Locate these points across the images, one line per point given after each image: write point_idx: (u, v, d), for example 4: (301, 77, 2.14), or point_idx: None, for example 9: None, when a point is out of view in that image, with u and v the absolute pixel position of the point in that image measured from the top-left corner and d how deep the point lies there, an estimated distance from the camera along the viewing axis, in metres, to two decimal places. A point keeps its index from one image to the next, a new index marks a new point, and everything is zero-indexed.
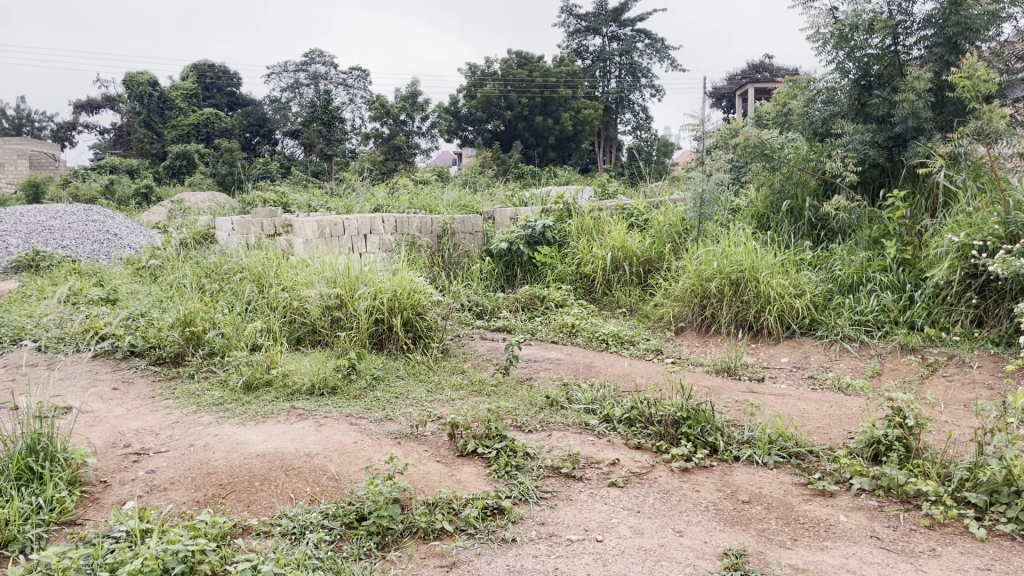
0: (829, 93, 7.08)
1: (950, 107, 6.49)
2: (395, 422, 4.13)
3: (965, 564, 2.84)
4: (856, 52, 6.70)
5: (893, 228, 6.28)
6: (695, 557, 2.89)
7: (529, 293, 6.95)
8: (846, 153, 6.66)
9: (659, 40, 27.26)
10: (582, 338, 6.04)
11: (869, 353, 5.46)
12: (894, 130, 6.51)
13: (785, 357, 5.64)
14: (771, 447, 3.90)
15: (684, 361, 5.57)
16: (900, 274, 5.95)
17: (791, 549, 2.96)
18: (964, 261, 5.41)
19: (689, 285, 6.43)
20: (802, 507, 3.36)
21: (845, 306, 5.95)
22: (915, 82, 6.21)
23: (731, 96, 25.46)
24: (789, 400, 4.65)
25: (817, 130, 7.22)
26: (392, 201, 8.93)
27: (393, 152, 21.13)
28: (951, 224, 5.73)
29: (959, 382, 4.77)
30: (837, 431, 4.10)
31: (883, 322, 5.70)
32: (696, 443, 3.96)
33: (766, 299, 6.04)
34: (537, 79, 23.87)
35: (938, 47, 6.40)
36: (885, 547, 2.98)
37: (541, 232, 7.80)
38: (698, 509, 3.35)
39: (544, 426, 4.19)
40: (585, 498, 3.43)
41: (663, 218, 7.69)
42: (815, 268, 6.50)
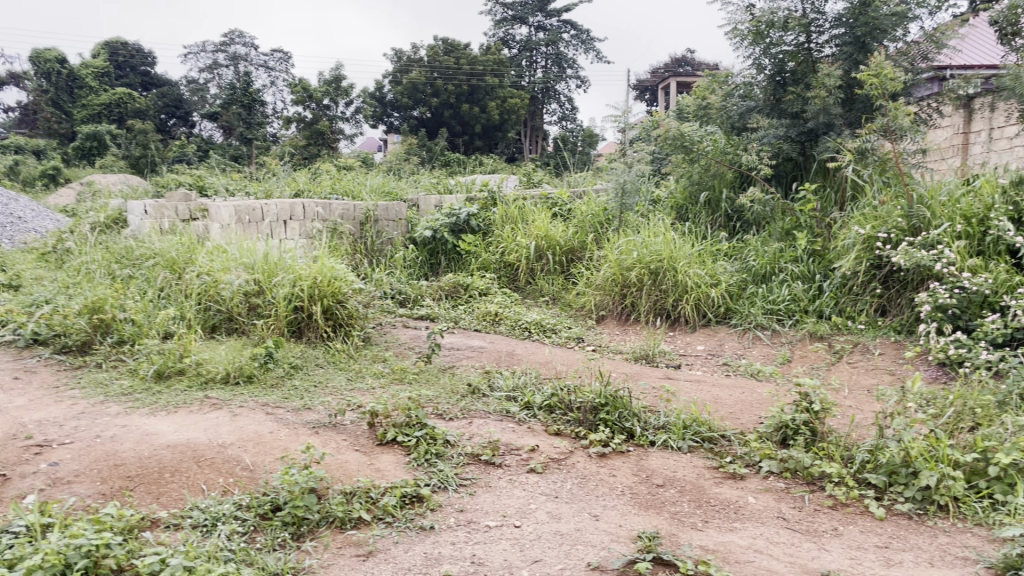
0: (746, 88, 7.26)
1: (858, 103, 6.74)
2: (313, 412, 4.07)
3: (864, 542, 2.97)
4: (772, 48, 6.88)
5: (804, 220, 6.50)
6: (610, 541, 2.95)
7: (453, 281, 6.93)
8: (761, 147, 6.86)
9: (584, 31, 27.45)
10: (505, 326, 6.07)
11: (780, 341, 5.64)
12: (807, 125, 6.73)
13: (701, 345, 5.79)
14: (685, 432, 4.01)
15: (604, 349, 5.64)
16: (810, 265, 6.17)
17: (702, 531, 3.05)
18: (870, 253, 5.65)
19: (610, 274, 6.52)
20: (713, 489, 3.46)
21: (759, 295, 6.14)
22: (826, 80, 6.44)
23: (653, 89, 25.84)
24: (703, 386, 4.77)
25: (733, 124, 7.41)
26: (313, 186, 8.77)
27: (316, 137, 20.73)
28: (858, 217, 5.96)
29: (863, 369, 4.99)
30: (749, 416, 4.23)
31: (795, 311, 5.90)
32: (614, 428, 4.04)
33: (684, 288, 6.18)
34: (464, 67, 23.83)
35: (848, 46, 6.66)
36: (790, 527, 3.10)
37: (465, 220, 7.80)
38: (614, 493, 3.42)
39: (465, 413, 4.20)
40: (504, 484, 3.46)
41: (586, 207, 7.77)
42: (730, 258, 6.67)
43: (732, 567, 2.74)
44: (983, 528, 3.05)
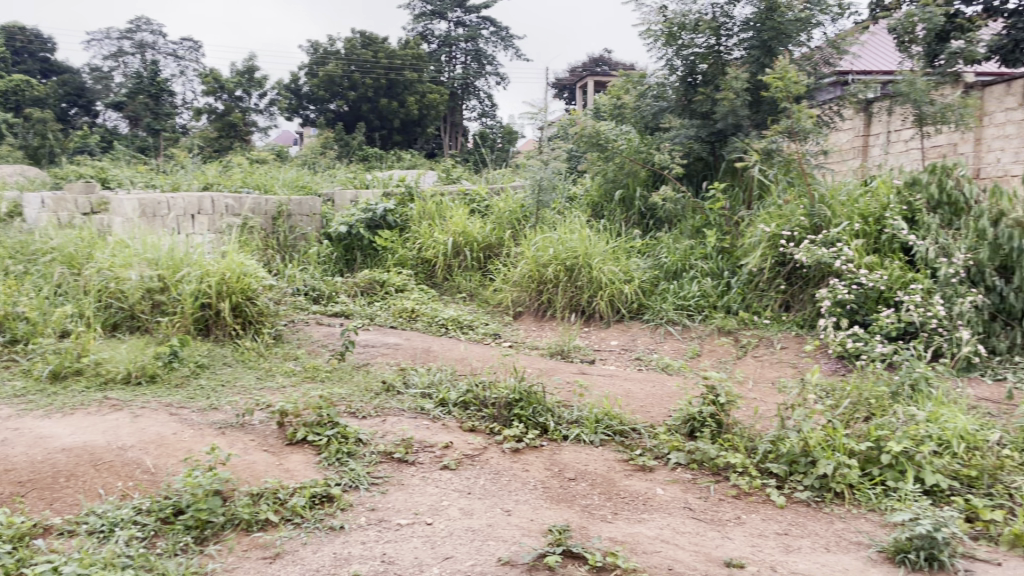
0: (659, 89, 7.43)
1: (765, 105, 6.94)
2: (220, 412, 3.95)
3: (766, 530, 3.08)
4: (683, 50, 7.05)
5: (714, 218, 6.69)
6: (521, 535, 2.97)
7: (368, 278, 6.84)
8: (674, 147, 7.02)
9: (503, 28, 27.49)
10: (421, 323, 6.03)
11: (690, 335, 5.79)
12: (717, 126, 6.93)
13: (614, 340, 5.89)
14: (597, 426, 4.07)
15: (520, 345, 5.67)
16: (719, 262, 6.35)
17: (612, 523, 3.10)
18: (774, 250, 5.86)
19: (527, 270, 6.56)
20: (623, 482, 3.52)
21: (670, 291, 6.28)
22: (733, 82, 6.65)
23: (572, 87, 26.09)
24: (616, 381, 4.85)
25: (647, 124, 7.56)
26: (223, 179, 8.53)
27: (228, 129, 20.13)
28: (764, 216, 6.17)
29: (768, 362, 5.16)
30: (658, 409, 4.33)
31: (704, 306, 6.05)
32: (528, 424, 4.06)
33: (598, 284, 6.27)
34: (382, 61, 23.56)
35: (755, 49, 6.88)
36: (696, 517, 3.18)
37: (382, 216, 7.73)
38: (526, 488, 3.44)
39: (378, 411, 4.15)
40: (416, 482, 3.43)
41: (503, 204, 7.79)
42: (643, 255, 6.80)
43: (639, 557, 2.80)
44: (876, 513, 3.21)
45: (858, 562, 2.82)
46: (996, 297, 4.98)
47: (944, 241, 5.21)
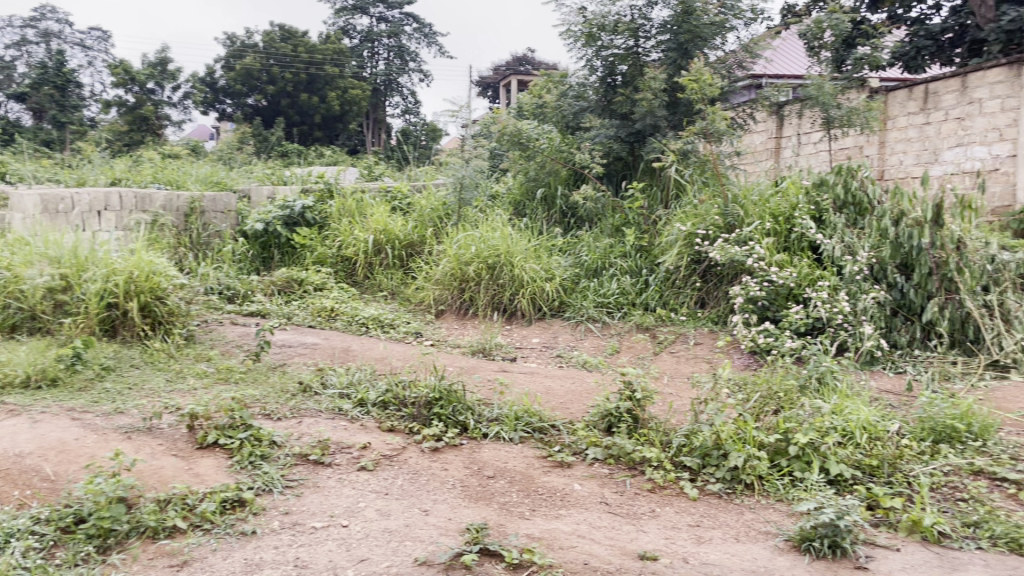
0: (579, 88, 7.50)
1: (681, 107, 7.09)
2: (125, 416, 3.81)
3: (679, 522, 3.15)
4: (603, 51, 7.15)
5: (633, 217, 6.80)
6: (438, 534, 2.95)
7: (286, 276, 6.69)
8: (594, 146, 7.10)
9: (426, 25, 27.32)
10: (341, 322, 5.94)
11: (610, 332, 5.86)
12: (635, 127, 7.05)
13: (536, 337, 5.92)
14: (517, 423, 4.08)
15: (441, 343, 5.64)
16: (638, 260, 6.46)
17: (529, 520, 3.12)
18: (690, 248, 5.99)
19: (448, 269, 6.53)
20: (541, 478, 3.54)
21: (590, 289, 6.35)
22: (651, 83, 6.78)
23: (495, 86, 26.12)
24: (536, 378, 4.88)
25: (568, 123, 7.62)
26: (132, 175, 8.22)
27: (140, 123, 19.39)
28: (681, 215, 6.30)
29: (684, 357, 5.27)
30: (577, 406, 4.37)
31: (623, 303, 6.14)
32: (447, 422, 4.04)
33: (520, 282, 6.29)
34: (302, 55, 23.12)
35: (672, 52, 7.02)
36: (612, 511, 3.23)
37: (300, 213, 7.58)
38: (445, 487, 3.42)
39: (294, 412, 4.06)
40: (332, 484, 3.38)
41: (425, 202, 7.74)
42: (564, 253, 6.86)
43: (555, 553, 2.82)
44: (783, 503, 3.32)
45: (766, 551, 2.90)
46: (898, 293, 5.21)
47: (850, 239, 5.43)
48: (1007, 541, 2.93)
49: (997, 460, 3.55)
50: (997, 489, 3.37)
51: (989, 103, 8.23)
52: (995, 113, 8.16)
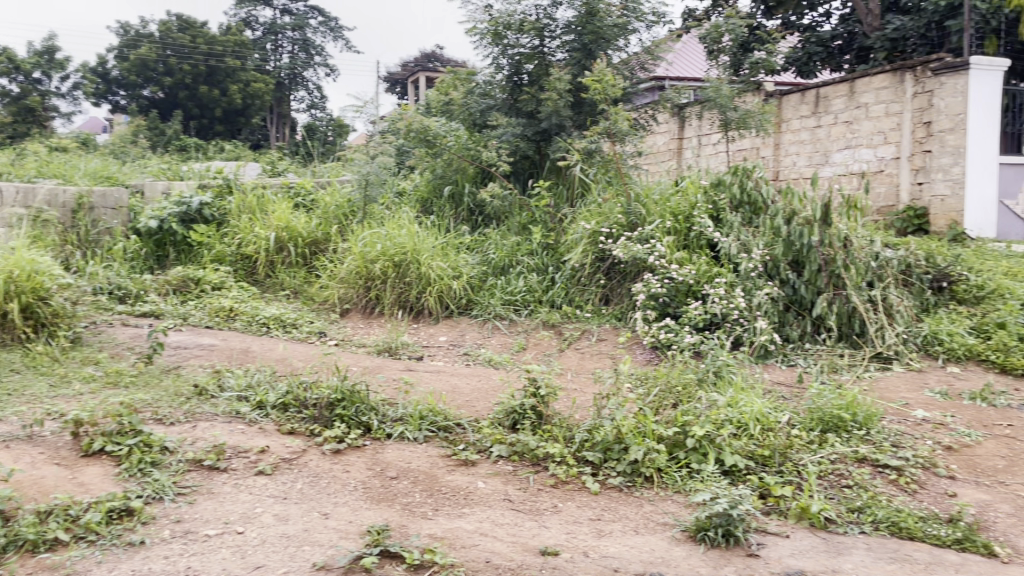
0: (486, 86, 7.51)
1: (586, 107, 7.19)
2: (2, 424, 3.59)
3: (580, 517, 3.19)
4: (509, 49, 7.20)
5: (539, 215, 6.85)
6: (338, 538, 2.90)
7: (182, 275, 6.44)
8: (500, 144, 7.13)
9: (332, 18, 26.83)
10: (241, 322, 5.76)
11: (516, 330, 5.89)
12: (541, 125, 7.13)
13: (442, 336, 5.89)
14: (421, 422, 4.05)
15: (346, 342, 5.54)
16: (544, 257, 6.52)
17: (431, 520, 3.10)
18: (595, 246, 6.08)
19: (353, 267, 6.43)
20: (445, 477, 3.52)
21: (497, 286, 6.36)
22: (556, 83, 6.86)
23: (403, 82, 25.89)
24: (441, 377, 4.85)
25: (475, 121, 7.60)
26: (13, 168, 7.77)
27: (23, 114, 18.30)
28: (585, 213, 6.39)
29: (589, 354, 5.35)
30: (482, 404, 4.37)
31: (530, 301, 6.17)
32: (350, 423, 3.97)
33: (427, 280, 6.25)
34: (201, 46, 22.34)
35: (577, 52, 7.12)
36: (515, 508, 3.24)
37: (197, 209, 7.33)
38: (346, 489, 3.36)
39: (189, 417, 3.92)
40: (228, 489, 3.27)
41: (329, 199, 7.60)
42: (472, 251, 6.85)
43: (457, 552, 2.81)
44: (681, 494, 3.40)
45: (664, 542, 2.97)
46: (790, 289, 5.43)
47: (746, 238, 5.62)
48: (887, 524, 3.09)
49: (879, 448, 3.74)
50: (878, 475, 3.56)
51: (874, 108, 8.67)
52: (880, 117, 8.60)
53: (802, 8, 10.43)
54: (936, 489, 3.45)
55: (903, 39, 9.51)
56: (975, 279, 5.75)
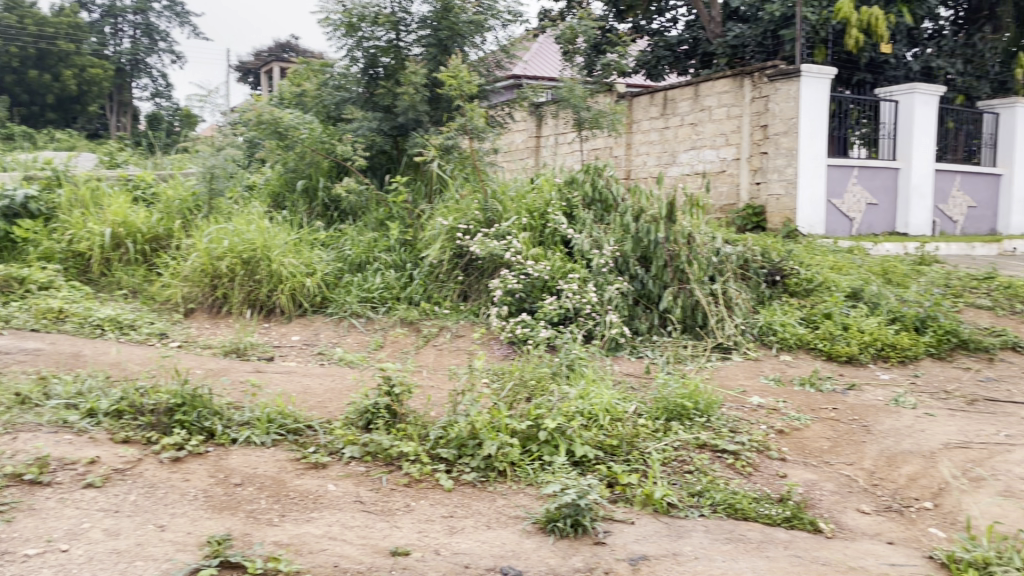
0: (340, 79, 7.35)
1: (443, 103, 7.19)
2: None
3: (433, 515, 3.16)
4: (364, 42, 7.07)
5: (397, 211, 6.77)
6: (174, 550, 2.74)
7: (3, 274, 5.92)
8: (355, 138, 6.97)
9: (178, 3, 25.47)
10: (71, 324, 5.36)
11: (373, 328, 5.78)
12: (397, 120, 7.06)
13: (295, 335, 5.70)
14: (270, 425, 3.89)
15: (190, 344, 5.27)
16: (401, 254, 6.44)
17: (278, 526, 2.98)
18: (452, 242, 6.07)
19: (199, 264, 6.13)
20: (293, 481, 3.41)
21: (353, 283, 6.22)
22: (412, 78, 6.80)
23: (256, 72, 24.92)
24: (292, 378, 4.70)
25: (329, 114, 7.44)
26: None
27: None
28: (442, 209, 6.36)
29: (447, 350, 5.33)
30: (335, 404, 4.25)
31: (387, 298, 6.07)
32: (192, 429, 3.77)
33: (278, 278, 6.04)
34: (29, 28, 20.65)
35: (433, 47, 7.10)
36: (366, 510, 3.18)
37: (22, 203, 6.79)
38: (186, 499, 3.19)
39: (8, 429, 3.59)
40: (52, 505, 3.02)
41: (172, 192, 7.21)
42: (327, 248, 6.68)
43: (303, 558, 2.72)
44: (533, 487, 3.45)
45: (515, 535, 3.00)
46: (639, 284, 5.63)
47: (598, 234, 5.78)
48: (724, 506, 3.26)
49: (718, 434, 3.94)
50: (717, 459, 3.74)
51: (717, 111, 9.14)
52: (722, 120, 9.07)
53: (651, 13, 10.86)
54: (769, 470, 3.67)
55: (743, 47, 10.08)
56: (805, 273, 6.17)
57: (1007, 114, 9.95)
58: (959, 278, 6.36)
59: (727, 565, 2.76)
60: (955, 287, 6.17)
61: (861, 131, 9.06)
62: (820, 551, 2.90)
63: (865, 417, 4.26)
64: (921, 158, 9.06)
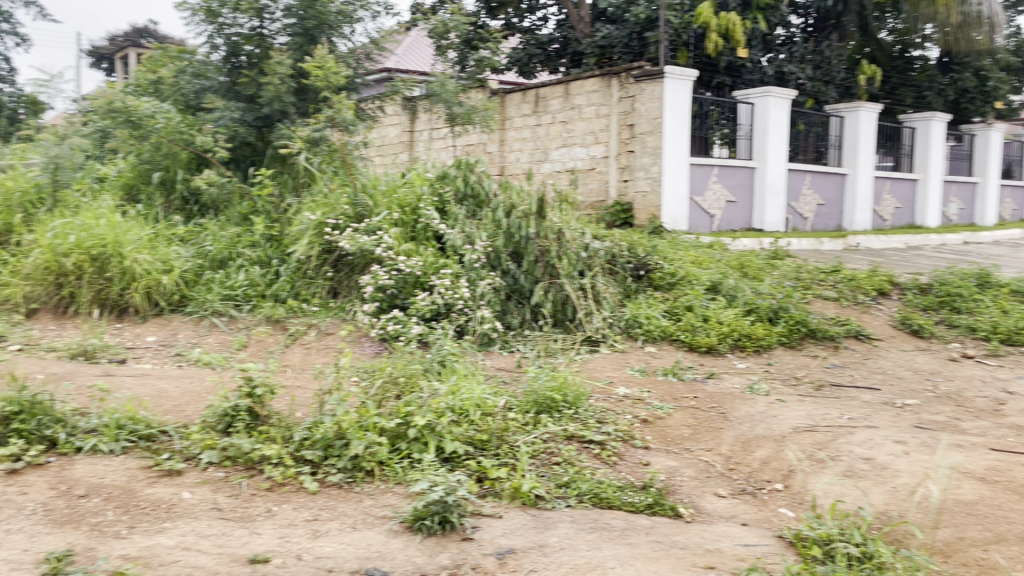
0: (199, 67, 7.01)
1: (309, 94, 7.01)
2: None
3: (295, 519, 3.06)
4: (225, 29, 6.77)
5: (261, 206, 6.52)
6: (6, 571, 2.52)
7: None
8: (216, 129, 6.66)
9: None
10: None
11: (236, 327, 5.54)
12: (262, 111, 6.82)
13: (151, 336, 5.39)
14: (119, 432, 3.65)
15: (31, 347, 4.88)
16: (267, 250, 6.21)
17: (126, 539, 2.80)
18: (320, 238, 5.89)
19: (42, 261, 5.69)
20: (145, 491, 3.21)
21: (215, 281, 5.94)
22: (277, 67, 6.57)
23: (110, 58, 23.48)
24: (146, 381, 4.43)
25: (188, 103, 7.08)
26: None
27: None
28: (310, 204, 6.17)
29: (315, 349, 5.18)
30: (192, 408, 4.05)
31: (251, 296, 5.83)
32: (30, 439, 3.48)
33: (132, 275, 5.69)
34: None
35: (299, 37, 6.89)
36: (223, 517, 3.03)
37: None
38: (22, 514, 2.94)
39: None
40: None
41: (11, 184, 6.67)
42: (186, 243, 6.35)
43: (153, 572, 2.56)
44: (401, 486, 3.39)
45: (381, 535, 2.94)
46: (510, 279, 5.67)
47: (469, 229, 5.77)
48: (590, 496, 3.32)
49: (586, 425, 4.01)
50: (584, 450, 3.80)
51: (587, 109, 9.33)
52: (591, 118, 9.28)
53: (523, 11, 10.95)
54: (633, 459, 3.77)
55: (611, 47, 10.33)
56: (668, 267, 6.38)
57: (851, 118, 10.64)
58: (809, 272, 6.76)
59: (592, 554, 2.80)
60: (805, 280, 6.54)
61: (721, 133, 9.50)
62: (679, 535, 2.99)
63: (723, 405, 4.45)
64: (775, 159, 9.57)
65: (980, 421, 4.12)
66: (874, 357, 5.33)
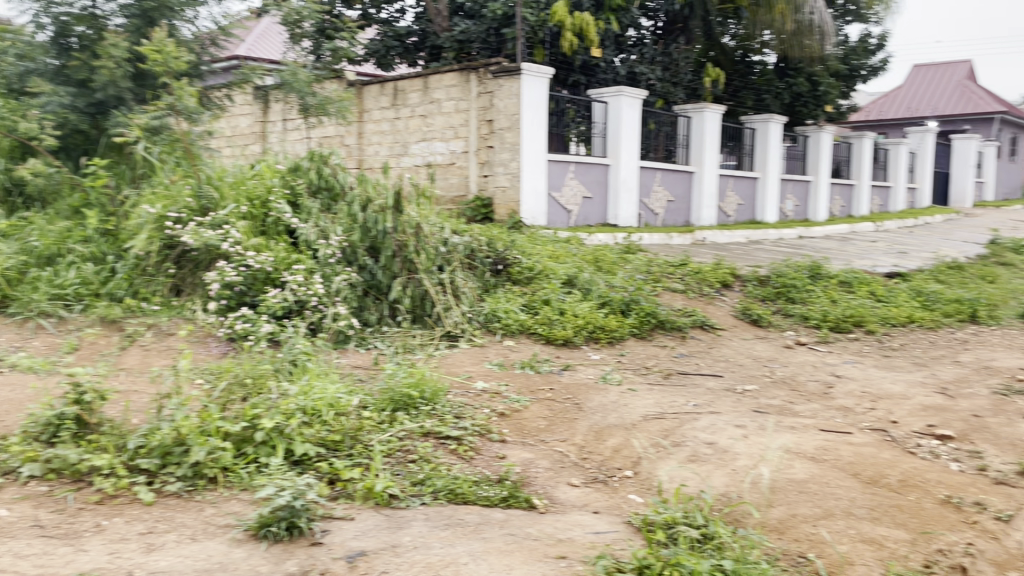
0: (23, 47, 6.40)
1: (149, 79, 6.63)
2: None
3: (128, 532, 2.85)
4: (52, 7, 6.27)
5: (95, 198, 6.08)
6: None
7: None
8: (42, 115, 6.15)
9: None
10: None
11: (67, 328, 5.13)
12: (95, 97, 6.37)
13: None
14: None
15: None
16: (101, 245, 5.79)
17: None
18: (162, 232, 5.54)
19: None
20: None
21: (42, 279, 5.47)
22: (112, 50, 6.15)
23: None
24: None
25: (10, 87, 6.50)
26: None
27: None
28: (150, 196, 5.79)
29: (156, 350, 4.88)
30: (11, 418, 3.71)
31: (84, 294, 5.42)
32: None
33: None
34: None
35: (136, 18, 6.48)
36: (46, 535, 2.79)
37: None
38: None
39: None
40: None
41: None
42: (7, 238, 5.82)
43: None
44: (247, 491, 3.24)
45: (223, 545, 2.79)
46: (367, 274, 5.55)
47: (323, 224, 5.61)
48: (445, 493, 3.29)
49: (443, 421, 3.98)
50: (440, 446, 3.77)
51: (445, 104, 9.29)
52: (450, 113, 9.25)
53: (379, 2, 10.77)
54: (489, 453, 3.77)
55: (469, 42, 10.33)
56: (526, 262, 6.45)
57: (698, 119, 11.13)
58: (659, 265, 7.02)
59: (445, 551, 2.77)
60: (655, 273, 6.79)
61: (577, 130, 9.71)
62: (532, 527, 3.01)
63: (577, 396, 4.54)
64: (628, 156, 9.88)
65: (811, 404, 4.40)
66: (718, 345, 5.60)
